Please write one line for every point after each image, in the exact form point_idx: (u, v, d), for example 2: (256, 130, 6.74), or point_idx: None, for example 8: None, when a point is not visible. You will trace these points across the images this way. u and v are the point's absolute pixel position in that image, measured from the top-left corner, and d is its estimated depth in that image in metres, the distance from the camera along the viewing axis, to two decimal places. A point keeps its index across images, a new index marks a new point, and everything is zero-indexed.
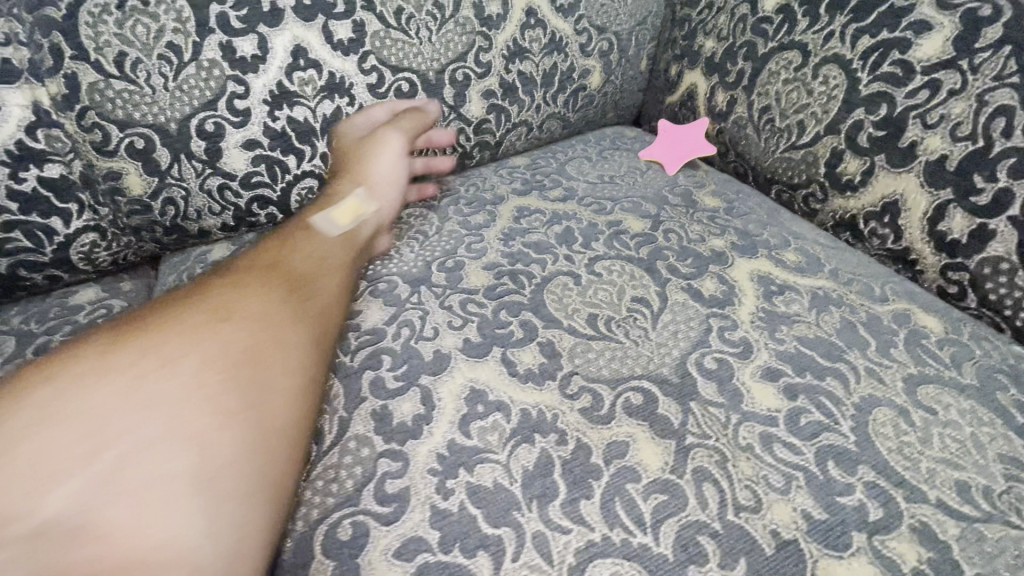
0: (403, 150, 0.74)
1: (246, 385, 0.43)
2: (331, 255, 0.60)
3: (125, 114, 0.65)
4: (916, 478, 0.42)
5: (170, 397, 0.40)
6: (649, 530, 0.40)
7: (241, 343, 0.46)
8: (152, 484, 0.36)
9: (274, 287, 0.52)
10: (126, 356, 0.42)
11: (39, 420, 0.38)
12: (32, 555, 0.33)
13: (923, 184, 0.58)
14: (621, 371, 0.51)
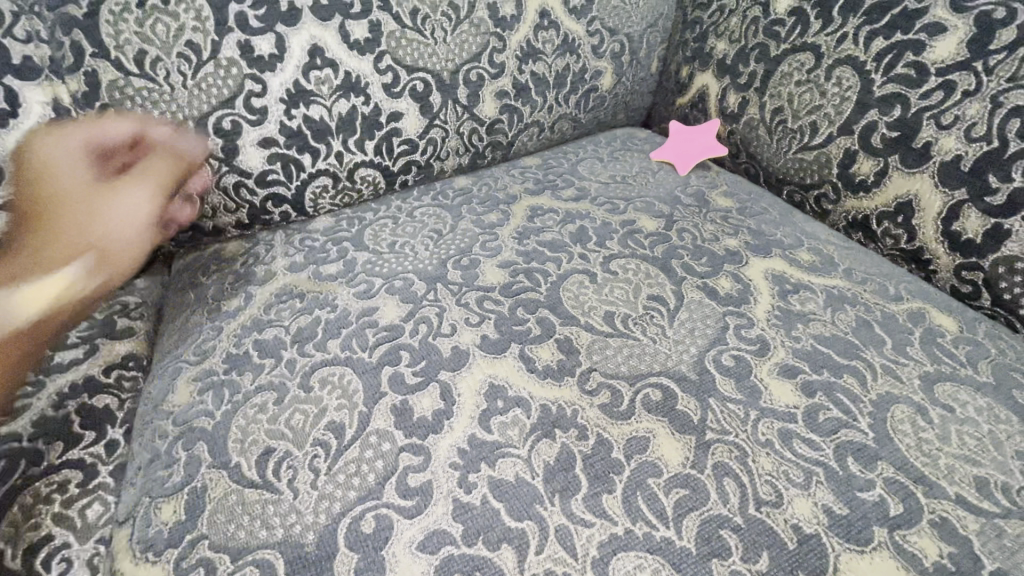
0: (150, 210, 0.66)
1: None
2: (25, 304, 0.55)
3: (144, 112, 0.65)
4: (936, 474, 0.43)
5: None
6: (671, 524, 0.40)
7: None
8: None
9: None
10: None
11: None
12: None
13: (937, 184, 0.59)
14: (640, 367, 0.51)
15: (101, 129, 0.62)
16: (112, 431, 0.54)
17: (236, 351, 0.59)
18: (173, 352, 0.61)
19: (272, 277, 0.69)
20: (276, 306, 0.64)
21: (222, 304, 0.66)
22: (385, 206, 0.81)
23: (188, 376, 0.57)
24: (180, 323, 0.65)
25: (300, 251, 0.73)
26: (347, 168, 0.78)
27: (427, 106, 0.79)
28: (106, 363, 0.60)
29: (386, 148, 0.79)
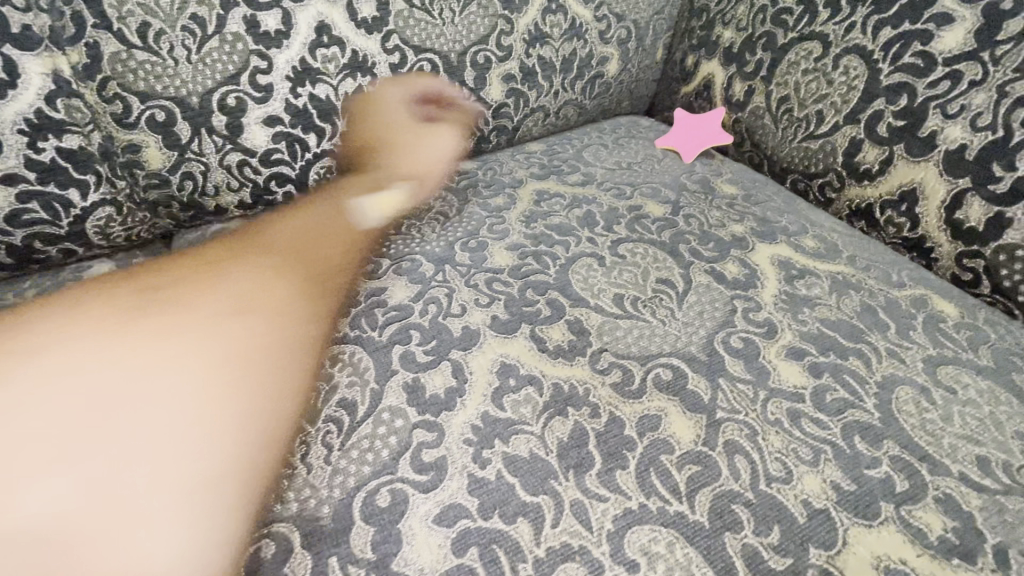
0: (448, 159, 0.82)
1: (259, 374, 0.50)
2: (342, 253, 0.63)
3: (147, 86, 0.64)
4: (939, 453, 0.44)
5: (191, 352, 0.50)
6: (684, 498, 0.40)
7: (234, 319, 0.54)
8: (183, 399, 0.46)
9: (100, 305, 0.54)
10: (102, 351, 0.50)
11: (144, 362, 0.49)
12: (192, 454, 0.43)
13: (942, 173, 0.60)
14: (650, 348, 0.51)
15: (424, 83, 0.78)
16: None
17: None
18: None
19: None
20: None
21: None
22: None
23: None
24: None
25: None
26: (352, 149, 0.78)
27: (434, 88, 0.79)
28: None
29: None
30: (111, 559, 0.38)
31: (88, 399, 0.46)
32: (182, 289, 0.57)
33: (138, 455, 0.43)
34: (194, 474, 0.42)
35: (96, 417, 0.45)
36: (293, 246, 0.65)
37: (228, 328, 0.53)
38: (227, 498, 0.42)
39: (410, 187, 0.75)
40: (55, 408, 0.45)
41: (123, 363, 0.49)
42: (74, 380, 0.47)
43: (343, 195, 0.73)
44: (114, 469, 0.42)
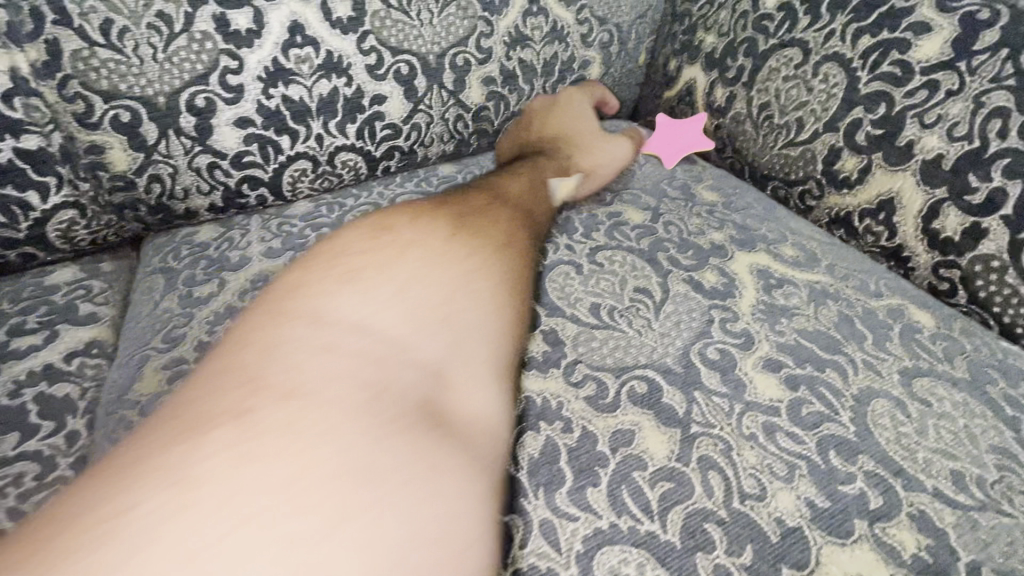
0: (624, 158, 0.77)
1: (497, 300, 0.50)
2: (492, 221, 0.58)
3: (111, 85, 0.62)
4: (914, 468, 0.43)
5: (420, 283, 0.47)
6: (656, 517, 0.39)
7: (480, 262, 0.52)
8: (468, 325, 0.46)
9: (431, 224, 0.54)
10: (336, 279, 0.45)
11: (395, 281, 0.46)
12: (423, 385, 0.40)
13: (919, 182, 0.59)
14: (625, 360, 0.50)
15: (593, 91, 0.88)
16: (74, 421, 0.53)
17: (209, 339, 0.57)
18: (140, 340, 0.59)
19: (247, 263, 0.67)
20: (252, 292, 0.62)
21: (194, 289, 0.64)
22: (366, 192, 0.79)
23: (155, 365, 0.55)
24: (148, 310, 0.62)
25: (277, 237, 0.71)
26: (327, 152, 0.76)
27: (412, 90, 0.77)
28: (66, 351, 0.59)
29: (369, 132, 0.77)
30: (476, 445, 0.39)
31: (434, 302, 0.46)
32: (474, 219, 0.57)
33: (474, 357, 0.44)
34: (501, 374, 0.45)
35: (440, 317, 0.45)
36: (464, 204, 0.60)
37: (524, 267, 0.55)
38: (468, 445, 0.38)
39: (586, 174, 0.73)
40: (409, 305, 0.45)
41: (454, 271, 0.50)
42: (434, 307, 0.46)
43: (537, 169, 0.71)
44: (457, 360, 0.43)
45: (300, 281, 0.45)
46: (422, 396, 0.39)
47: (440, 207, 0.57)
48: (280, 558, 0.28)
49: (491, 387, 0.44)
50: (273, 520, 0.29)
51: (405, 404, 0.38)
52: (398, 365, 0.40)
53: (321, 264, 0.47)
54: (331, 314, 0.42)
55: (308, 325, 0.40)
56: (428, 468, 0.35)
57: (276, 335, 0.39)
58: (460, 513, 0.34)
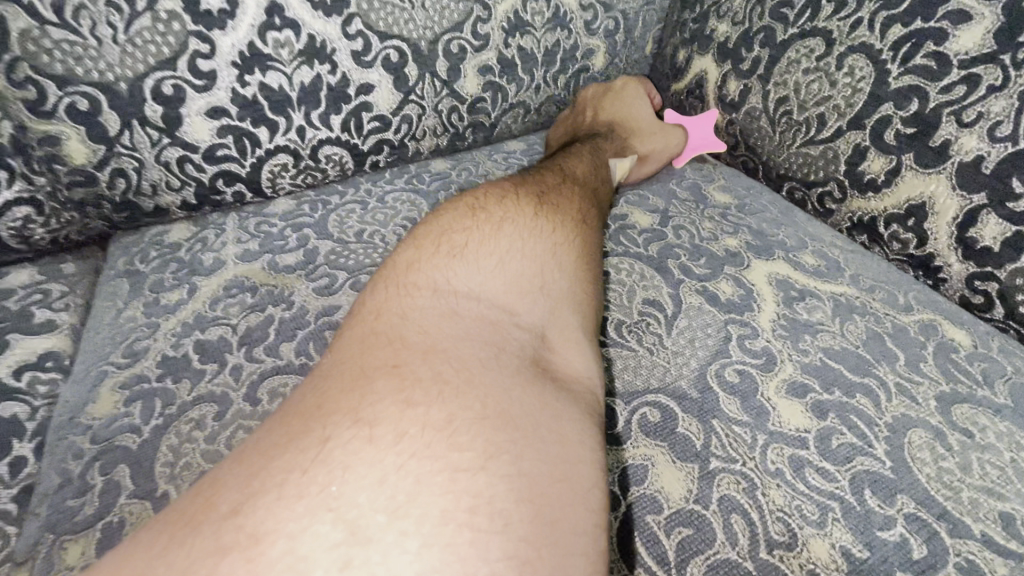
0: (677, 146, 0.76)
1: (587, 270, 0.48)
2: (574, 193, 0.57)
3: (66, 70, 0.55)
4: (959, 510, 0.39)
5: (520, 248, 0.45)
6: (674, 571, 0.35)
7: (573, 231, 0.51)
8: (565, 292, 0.44)
9: (519, 198, 0.50)
10: (442, 242, 0.43)
11: (496, 246, 0.44)
12: (535, 346, 0.39)
13: (954, 186, 0.54)
14: (635, 383, 0.45)
15: (649, 84, 0.87)
16: (19, 446, 0.47)
17: (173, 353, 0.51)
18: (97, 353, 0.53)
19: (221, 266, 0.61)
20: (224, 300, 0.57)
21: (161, 296, 0.58)
22: (353, 189, 0.73)
23: (112, 383, 0.49)
24: (109, 318, 0.57)
25: (255, 238, 0.65)
26: (310, 146, 0.70)
27: (403, 79, 0.71)
28: (16, 365, 0.53)
29: (355, 124, 0.71)
30: (590, 400, 0.37)
31: (537, 268, 0.44)
32: (558, 196, 0.54)
33: (574, 321, 0.43)
34: (596, 341, 0.44)
35: (540, 283, 0.44)
36: (545, 175, 0.58)
37: (598, 247, 0.53)
38: (588, 403, 0.37)
39: (636, 159, 0.73)
40: (512, 273, 0.43)
41: (545, 239, 0.47)
42: (536, 272, 0.44)
43: (596, 152, 0.70)
44: (560, 327, 0.42)
45: (409, 253, 0.42)
46: (538, 358, 0.38)
47: (522, 182, 0.54)
48: (449, 486, 0.27)
49: (592, 353, 0.42)
50: (439, 451, 0.28)
51: (526, 360, 0.37)
52: (511, 328, 0.39)
53: (429, 236, 0.44)
54: (446, 280, 0.40)
55: (422, 290, 0.39)
56: (560, 416, 0.34)
57: (405, 304, 0.38)
58: (591, 455, 0.33)
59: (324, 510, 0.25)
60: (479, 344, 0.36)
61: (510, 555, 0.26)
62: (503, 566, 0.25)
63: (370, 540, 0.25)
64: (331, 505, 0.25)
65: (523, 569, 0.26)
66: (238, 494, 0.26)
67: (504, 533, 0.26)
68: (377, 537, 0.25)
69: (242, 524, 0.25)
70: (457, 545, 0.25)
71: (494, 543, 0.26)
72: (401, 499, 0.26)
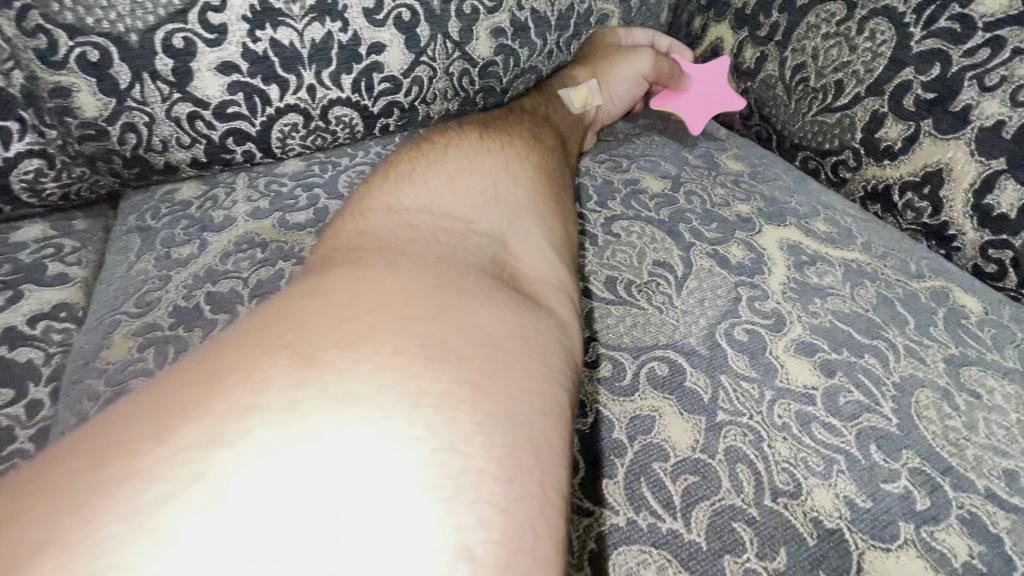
0: (643, 67, 0.75)
1: (550, 190, 0.50)
2: (533, 128, 0.58)
3: (76, 19, 0.55)
4: (963, 466, 0.39)
5: (474, 170, 0.47)
6: (679, 515, 0.35)
7: (532, 156, 0.52)
8: (525, 204, 0.46)
9: (472, 135, 0.52)
10: (399, 174, 0.46)
11: (452, 170, 0.47)
12: (491, 247, 0.41)
13: (974, 152, 0.54)
14: (643, 339, 0.46)
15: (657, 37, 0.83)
16: (36, 389, 0.48)
17: (185, 304, 0.52)
18: (110, 302, 0.53)
19: (231, 223, 0.61)
20: (234, 255, 0.57)
21: (173, 251, 0.58)
22: (363, 151, 0.73)
23: (126, 330, 0.50)
24: (121, 271, 0.57)
25: (265, 197, 0.65)
26: (321, 106, 0.69)
27: (414, 40, 0.70)
28: (32, 313, 0.54)
29: (366, 85, 0.70)
30: (545, 293, 0.39)
31: (492, 183, 0.46)
32: (510, 128, 0.56)
33: (535, 227, 0.45)
34: (559, 248, 0.45)
35: (498, 197, 0.46)
36: (504, 116, 0.60)
37: (561, 174, 0.54)
38: (545, 295, 0.39)
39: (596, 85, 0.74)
40: (463, 192, 0.45)
41: (499, 162, 0.49)
42: (493, 188, 0.46)
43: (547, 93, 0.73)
44: (520, 233, 0.44)
45: (366, 191, 0.45)
46: (493, 257, 0.40)
47: (479, 122, 0.56)
48: (402, 329, 0.29)
49: (553, 258, 0.44)
50: (391, 307, 0.31)
51: (481, 258, 0.39)
52: (468, 232, 0.41)
53: (385, 174, 0.47)
54: (402, 202, 0.43)
55: (377, 214, 0.42)
56: (509, 295, 0.36)
57: (362, 226, 0.41)
58: (543, 330, 0.35)
59: (279, 350, 0.27)
60: (431, 243, 0.38)
61: (462, 380, 0.28)
62: (455, 386, 0.28)
63: (325, 366, 0.27)
64: (287, 345, 0.28)
65: (476, 392, 0.28)
66: (201, 355, 0.28)
67: (455, 364, 0.28)
68: (333, 365, 0.27)
69: (206, 368, 0.27)
70: (409, 370, 0.27)
71: (447, 371, 0.28)
72: (355, 338, 0.28)
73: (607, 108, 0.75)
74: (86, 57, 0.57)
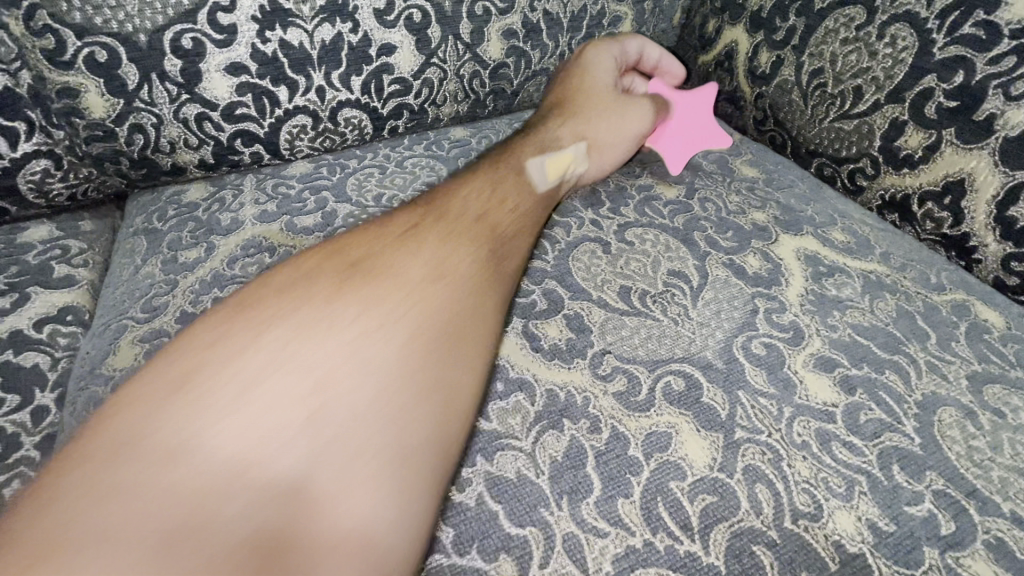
0: (642, 129, 0.65)
1: (416, 370, 0.37)
2: (447, 243, 0.44)
3: (85, 19, 0.54)
4: (988, 489, 0.38)
5: (296, 355, 0.35)
6: (697, 537, 0.34)
7: (408, 309, 0.39)
8: (357, 409, 0.34)
9: (329, 280, 0.39)
10: (191, 358, 0.35)
11: (262, 359, 0.35)
12: (271, 505, 0.30)
13: (998, 162, 0.53)
14: (658, 352, 0.45)
15: (647, 50, 0.71)
16: (42, 395, 0.48)
17: (192, 310, 0.51)
18: (116, 307, 0.53)
19: (239, 226, 0.61)
20: (242, 260, 0.56)
21: (179, 254, 0.58)
22: (371, 153, 0.72)
23: (132, 336, 0.49)
24: (127, 274, 0.57)
25: (273, 199, 0.64)
26: (330, 108, 0.68)
27: (425, 41, 0.69)
28: (38, 316, 0.54)
29: (375, 87, 0.70)
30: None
31: (326, 372, 0.35)
32: (406, 251, 0.42)
33: (377, 437, 0.34)
34: (401, 473, 0.33)
35: (316, 406, 0.34)
36: (415, 216, 0.45)
37: (468, 322, 0.41)
38: None
39: (584, 148, 0.60)
40: (260, 407, 0.33)
41: (352, 327, 0.37)
42: (315, 387, 0.34)
43: (523, 146, 0.58)
44: (339, 460, 0.32)
45: (140, 379, 0.34)
46: (266, 521, 0.29)
47: (362, 242, 0.43)
48: None
49: (378, 499, 0.32)
50: None
51: (240, 535, 0.28)
52: (243, 480, 0.30)
53: (179, 350, 0.35)
54: (174, 418, 0.32)
55: (130, 438, 0.31)
56: None
57: (101, 461, 0.30)
58: None
59: None
60: (167, 522, 0.28)
61: None
62: None
63: None
64: None
65: None
66: None
67: None
68: None
69: None
70: None
71: None
72: None
73: (596, 171, 0.62)
74: (92, 58, 0.56)
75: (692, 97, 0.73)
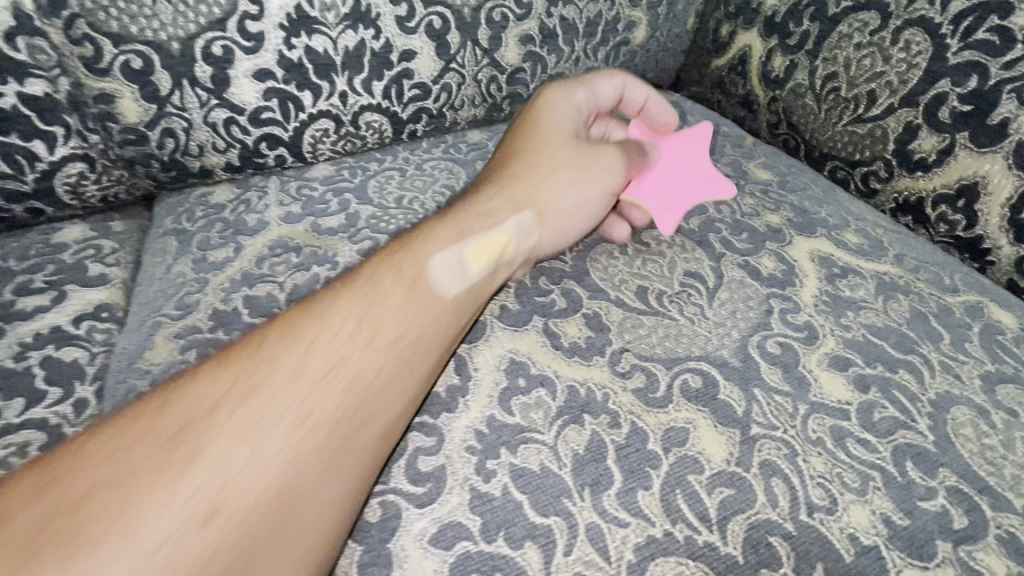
0: (615, 184, 0.55)
1: (253, 549, 0.32)
2: (332, 377, 0.37)
3: (121, 28, 0.57)
4: (1001, 485, 0.39)
5: (118, 519, 0.30)
6: (716, 528, 0.36)
7: (258, 475, 0.33)
8: None
9: (181, 424, 0.33)
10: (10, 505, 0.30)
11: (78, 520, 0.30)
12: None
13: (1012, 166, 0.54)
14: (676, 350, 0.46)
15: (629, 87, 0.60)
16: (81, 388, 0.50)
17: (224, 307, 0.53)
18: (150, 305, 0.55)
19: (265, 227, 0.63)
20: (269, 260, 0.58)
21: (208, 254, 0.60)
22: (390, 156, 0.74)
23: (167, 332, 0.51)
24: (159, 273, 0.59)
25: (297, 201, 0.66)
26: (352, 112, 0.70)
27: (444, 47, 0.71)
28: (75, 313, 0.56)
29: (396, 91, 0.71)
30: None
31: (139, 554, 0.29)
32: (270, 395, 0.35)
33: None
34: None
35: None
36: (302, 337, 0.38)
37: (330, 490, 0.35)
38: None
39: (529, 222, 0.50)
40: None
41: (185, 496, 0.31)
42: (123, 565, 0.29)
43: (456, 222, 0.48)
44: None
45: None
46: None
47: (231, 374, 0.36)
48: None
49: None
50: None
51: None
52: None
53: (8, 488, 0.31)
54: None
55: None
56: None
57: None
58: None
59: None
60: None
61: None
62: None
63: None
64: None
65: None
66: None
67: None
68: None
69: None
70: None
71: None
72: None
73: (546, 246, 0.52)
74: (127, 65, 0.58)
75: (688, 146, 0.63)
